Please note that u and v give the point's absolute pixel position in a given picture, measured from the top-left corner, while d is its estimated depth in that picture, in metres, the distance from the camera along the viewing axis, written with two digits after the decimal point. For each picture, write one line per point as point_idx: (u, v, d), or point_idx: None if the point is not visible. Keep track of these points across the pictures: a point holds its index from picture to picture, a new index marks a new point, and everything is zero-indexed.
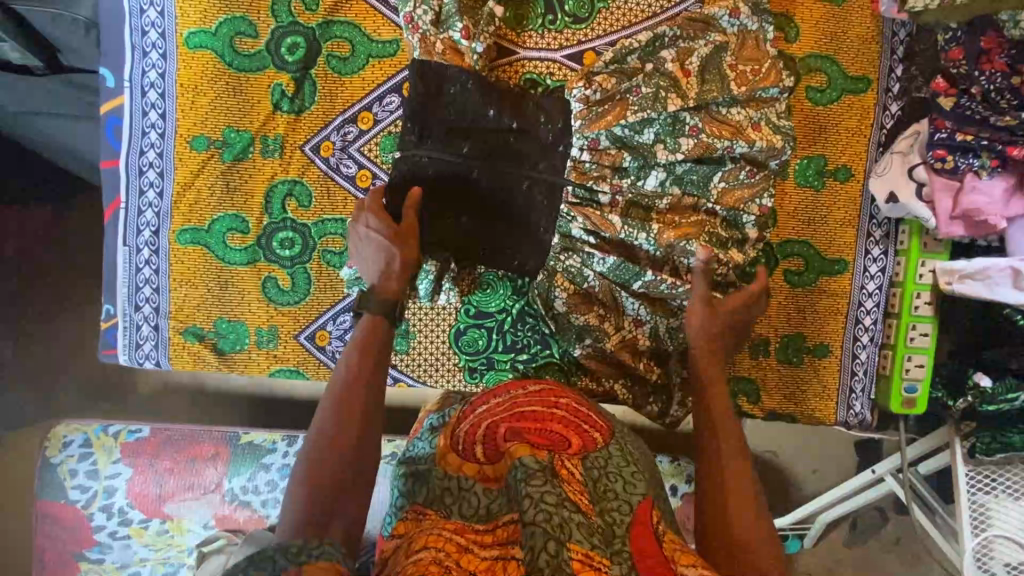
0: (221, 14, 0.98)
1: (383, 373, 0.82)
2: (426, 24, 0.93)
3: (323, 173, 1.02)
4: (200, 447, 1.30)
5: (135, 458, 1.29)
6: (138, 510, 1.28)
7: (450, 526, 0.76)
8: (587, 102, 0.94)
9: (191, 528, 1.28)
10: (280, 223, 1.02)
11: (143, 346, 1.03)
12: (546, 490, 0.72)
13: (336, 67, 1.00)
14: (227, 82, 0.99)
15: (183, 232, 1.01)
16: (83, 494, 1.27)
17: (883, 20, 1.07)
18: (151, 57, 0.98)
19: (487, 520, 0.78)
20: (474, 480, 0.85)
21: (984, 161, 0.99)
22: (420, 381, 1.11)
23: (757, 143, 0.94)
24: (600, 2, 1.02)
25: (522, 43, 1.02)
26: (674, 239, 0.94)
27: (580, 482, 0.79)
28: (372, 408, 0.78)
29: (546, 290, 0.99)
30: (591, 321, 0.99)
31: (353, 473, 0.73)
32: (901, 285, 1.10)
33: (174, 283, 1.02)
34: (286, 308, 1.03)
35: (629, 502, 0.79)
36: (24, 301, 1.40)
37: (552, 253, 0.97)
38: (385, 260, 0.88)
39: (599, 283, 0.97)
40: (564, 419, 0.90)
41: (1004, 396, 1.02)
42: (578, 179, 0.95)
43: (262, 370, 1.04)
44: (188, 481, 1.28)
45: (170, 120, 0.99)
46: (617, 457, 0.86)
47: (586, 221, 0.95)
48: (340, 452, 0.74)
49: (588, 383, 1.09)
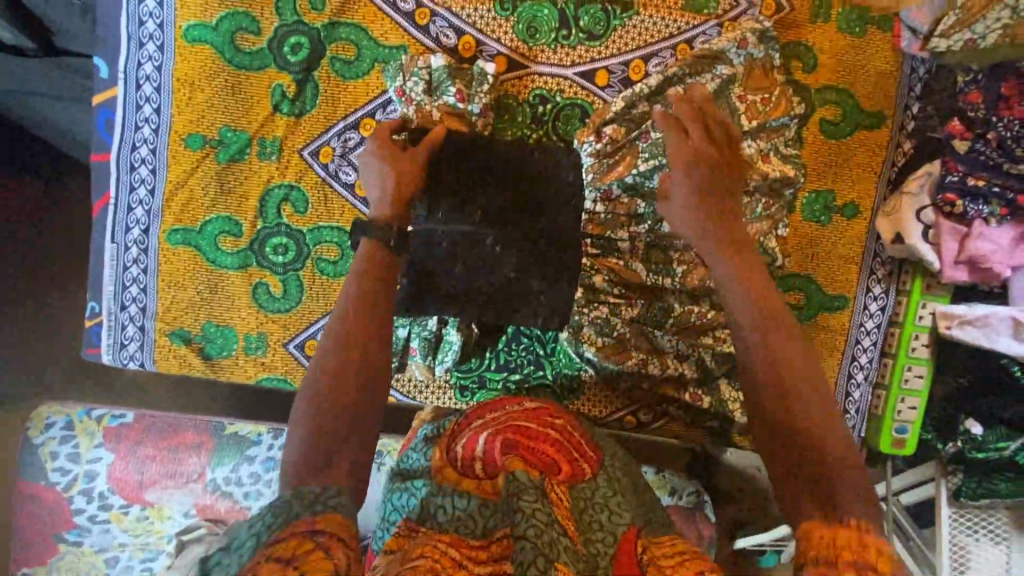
0: (223, 8, 0.94)
1: (386, 300, 0.72)
2: (419, 95, 0.94)
3: (321, 179, 0.99)
4: (183, 435, 1.28)
5: (117, 443, 1.27)
6: (118, 495, 1.26)
7: (445, 539, 0.75)
8: (597, 155, 0.94)
9: (172, 516, 1.27)
10: (274, 229, 0.99)
11: (128, 346, 1.01)
12: (538, 506, 0.72)
13: (340, 71, 0.97)
14: (226, 79, 0.96)
15: (174, 232, 0.98)
16: (64, 477, 1.25)
17: (904, 55, 1.04)
18: (147, 49, 0.94)
19: (481, 537, 0.77)
20: (471, 495, 0.83)
21: (994, 209, 0.99)
22: (410, 397, 1.13)
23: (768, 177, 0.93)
24: (616, 19, 0.99)
25: (534, 57, 0.99)
26: (701, 280, 0.96)
27: (568, 508, 0.78)
28: (372, 343, 0.68)
29: (575, 347, 1.01)
30: (629, 364, 1.01)
31: (348, 418, 0.64)
32: (900, 325, 1.09)
33: (162, 285, 0.99)
34: (275, 315, 1.01)
35: (613, 535, 0.77)
36: (16, 286, 1.36)
37: (575, 308, 0.98)
38: (379, 186, 0.82)
39: (631, 328, 0.99)
40: (556, 441, 0.88)
41: (994, 445, 1.04)
42: (596, 231, 0.96)
43: (249, 377, 1.02)
44: (170, 469, 1.27)
45: (165, 115, 0.96)
46: (604, 488, 0.84)
47: (610, 273, 0.96)
48: (336, 397, 0.65)
49: (581, 406, 1.10)
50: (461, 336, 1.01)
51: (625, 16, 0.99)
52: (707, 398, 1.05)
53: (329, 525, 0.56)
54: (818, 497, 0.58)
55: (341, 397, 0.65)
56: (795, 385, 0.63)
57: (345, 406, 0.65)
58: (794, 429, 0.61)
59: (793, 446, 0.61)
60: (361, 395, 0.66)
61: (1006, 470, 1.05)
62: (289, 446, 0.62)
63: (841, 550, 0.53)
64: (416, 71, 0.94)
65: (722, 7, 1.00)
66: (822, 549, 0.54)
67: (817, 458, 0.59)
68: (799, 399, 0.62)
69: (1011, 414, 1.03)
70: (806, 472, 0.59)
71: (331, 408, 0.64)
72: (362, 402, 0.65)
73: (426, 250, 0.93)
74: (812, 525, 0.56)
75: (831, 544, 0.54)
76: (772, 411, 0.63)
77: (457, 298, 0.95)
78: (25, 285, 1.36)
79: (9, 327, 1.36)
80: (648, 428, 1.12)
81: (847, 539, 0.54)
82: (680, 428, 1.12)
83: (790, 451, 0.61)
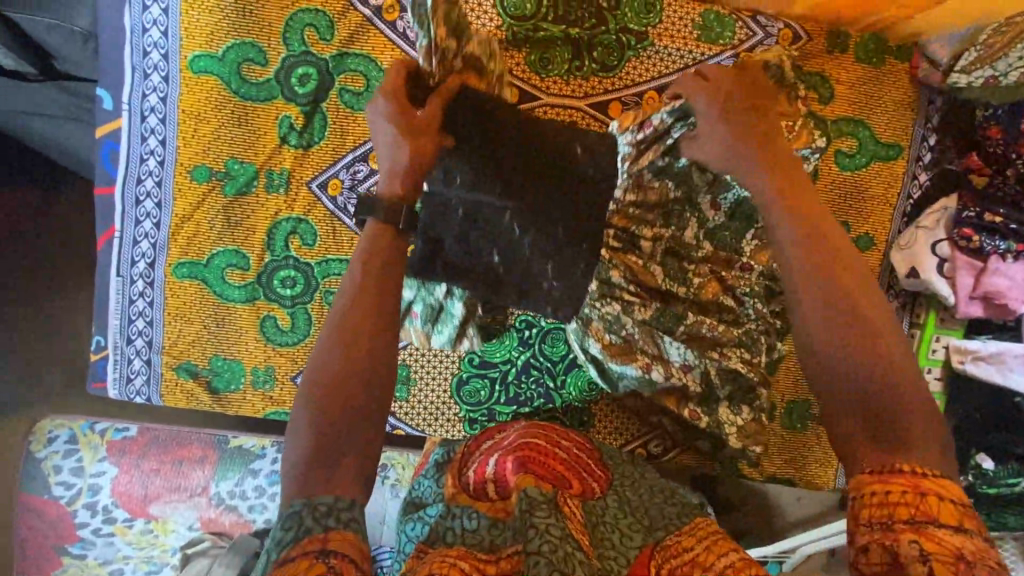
0: (230, 38, 0.92)
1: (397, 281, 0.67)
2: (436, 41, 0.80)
3: (330, 212, 0.98)
4: (188, 448, 1.26)
5: (121, 456, 1.25)
6: (123, 509, 1.25)
7: (454, 552, 0.72)
8: (635, 144, 0.89)
9: (176, 529, 1.27)
10: (282, 261, 0.98)
11: (134, 380, 1.00)
12: (551, 522, 0.70)
13: (349, 102, 0.95)
14: (232, 111, 0.94)
15: (180, 265, 0.97)
16: (68, 491, 1.24)
17: (922, 86, 1.02)
18: (152, 80, 0.92)
19: (489, 551, 0.73)
20: (481, 511, 0.81)
21: (1010, 245, 0.98)
22: (419, 430, 1.09)
23: None
24: (630, 49, 0.97)
25: (545, 88, 0.97)
26: (714, 294, 0.95)
27: (580, 523, 0.76)
28: (377, 340, 0.64)
29: (581, 339, 0.98)
30: (637, 370, 0.95)
31: (351, 422, 0.60)
32: (922, 326, 1.08)
33: (168, 318, 0.98)
34: (283, 348, 1.00)
35: (626, 556, 0.74)
36: (15, 286, 1.29)
37: (588, 300, 0.94)
38: (392, 158, 0.74)
39: (640, 330, 0.95)
40: (567, 462, 0.88)
41: (1005, 480, 1.02)
42: (622, 223, 0.92)
43: (256, 411, 1.01)
44: (175, 483, 1.25)
45: (170, 147, 0.94)
46: (614, 508, 0.83)
47: (626, 269, 0.94)
48: (339, 399, 0.60)
49: (603, 433, 1.10)
50: (465, 310, 0.97)
51: (639, 47, 0.97)
52: (704, 417, 1.00)
53: (338, 544, 0.53)
54: (876, 444, 0.55)
55: (343, 399, 0.61)
56: (859, 318, 0.59)
57: (347, 410, 0.60)
58: (864, 361, 0.58)
59: (858, 389, 0.57)
60: (366, 395, 0.61)
61: (1014, 503, 1.04)
62: (290, 452, 0.59)
63: (903, 508, 0.51)
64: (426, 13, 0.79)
65: (738, 36, 0.99)
66: (876, 509, 0.52)
67: (882, 400, 0.56)
68: (871, 332, 0.58)
69: None
70: (868, 416, 0.56)
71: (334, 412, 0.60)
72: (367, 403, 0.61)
73: (439, 213, 0.89)
74: (862, 478, 0.54)
75: (884, 500, 0.52)
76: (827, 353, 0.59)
77: (468, 271, 0.92)
78: (26, 284, 1.29)
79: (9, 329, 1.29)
80: (660, 461, 1.12)
81: (901, 489, 0.52)
82: (691, 461, 1.12)
83: (851, 393, 0.57)
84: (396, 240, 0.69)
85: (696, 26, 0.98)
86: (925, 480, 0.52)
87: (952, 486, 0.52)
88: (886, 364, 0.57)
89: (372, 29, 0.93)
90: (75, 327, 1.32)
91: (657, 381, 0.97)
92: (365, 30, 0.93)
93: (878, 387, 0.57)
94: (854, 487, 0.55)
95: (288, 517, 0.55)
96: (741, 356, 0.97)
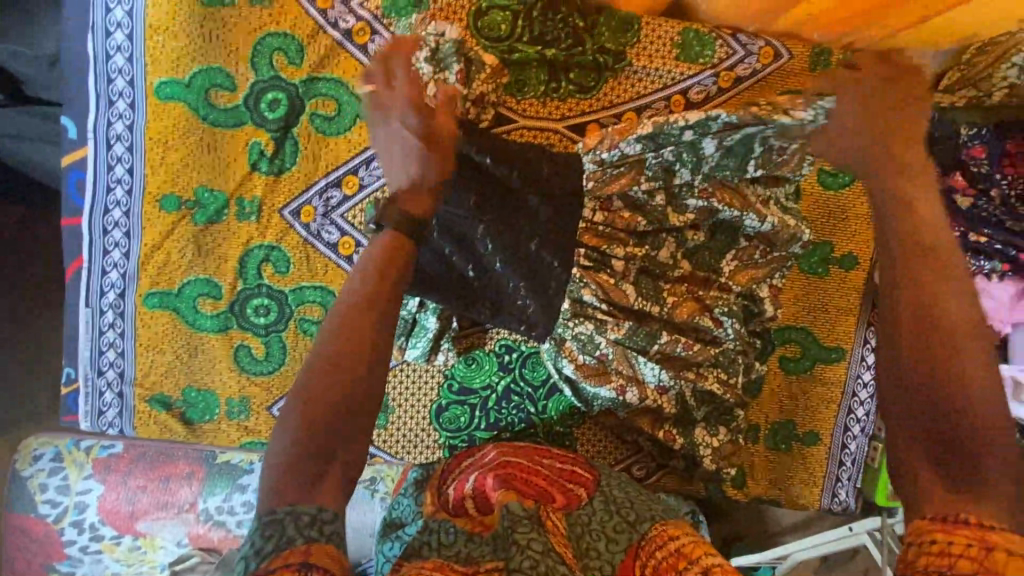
0: (195, 64, 0.89)
1: (395, 300, 0.67)
2: (421, 63, 0.86)
3: (303, 239, 0.96)
4: (175, 465, 1.20)
5: (107, 474, 1.19)
6: (109, 526, 1.20)
7: (431, 565, 0.70)
8: (600, 164, 0.90)
9: (164, 545, 1.22)
10: (255, 290, 0.96)
11: (106, 413, 0.98)
12: (534, 536, 0.71)
13: (320, 127, 0.93)
14: (201, 138, 0.92)
15: (150, 295, 0.95)
16: (54, 509, 1.19)
17: None
18: (117, 107, 0.90)
19: (466, 562, 0.72)
20: (461, 530, 0.78)
21: (995, 265, 0.98)
22: (397, 457, 1.08)
23: (768, 220, 0.91)
24: (607, 70, 0.96)
25: (523, 111, 0.96)
26: (690, 315, 0.92)
27: (563, 536, 0.77)
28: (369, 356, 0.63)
29: (555, 358, 0.97)
30: (611, 390, 0.96)
31: (336, 435, 0.61)
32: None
33: (140, 349, 0.96)
34: (258, 378, 0.98)
35: (611, 564, 0.75)
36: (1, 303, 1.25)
37: (561, 320, 0.94)
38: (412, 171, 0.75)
39: (614, 350, 0.94)
40: (548, 478, 0.89)
41: None
42: (592, 242, 0.91)
43: (232, 441, 1.00)
44: (162, 499, 1.20)
45: (138, 175, 0.92)
46: (600, 513, 0.82)
47: (599, 288, 0.91)
48: (325, 410, 0.61)
49: (588, 449, 1.08)
50: (439, 324, 0.97)
51: (617, 67, 0.95)
52: (679, 438, 1.00)
53: (322, 558, 0.54)
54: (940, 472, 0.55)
55: (330, 412, 0.61)
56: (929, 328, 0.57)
57: (332, 422, 0.61)
58: (922, 370, 0.56)
59: (915, 394, 0.56)
60: (352, 408, 0.62)
61: None
62: (273, 455, 0.60)
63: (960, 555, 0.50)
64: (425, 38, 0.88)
65: (718, 55, 0.96)
66: (936, 557, 0.51)
67: (948, 412, 0.55)
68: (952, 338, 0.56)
69: None
70: (930, 433, 0.56)
71: (318, 423, 0.60)
72: (354, 416, 0.62)
73: None
74: (922, 524, 0.53)
75: (943, 549, 0.51)
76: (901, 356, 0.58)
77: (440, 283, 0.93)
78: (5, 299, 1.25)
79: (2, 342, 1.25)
80: (645, 484, 1.10)
81: (967, 542, 0.51)
82: (674, 484, 1.11)
83: (911, 400, 0.57)
84: (400, 257, 0.68)
85: (675, 45, 0.96)
86: (994, 532, 0.51)
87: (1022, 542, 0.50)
88: (958, 381, 0.55)
89: (343, 52, 0.91)
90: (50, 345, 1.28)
91: (632, 403, 0.97)
92: (335, 53, 0.91)
93: (941, 400, 0.55)
94: (913, 532, 0.54)
95: (268, 526, 0.56)
96: (717, 376, 0.97)
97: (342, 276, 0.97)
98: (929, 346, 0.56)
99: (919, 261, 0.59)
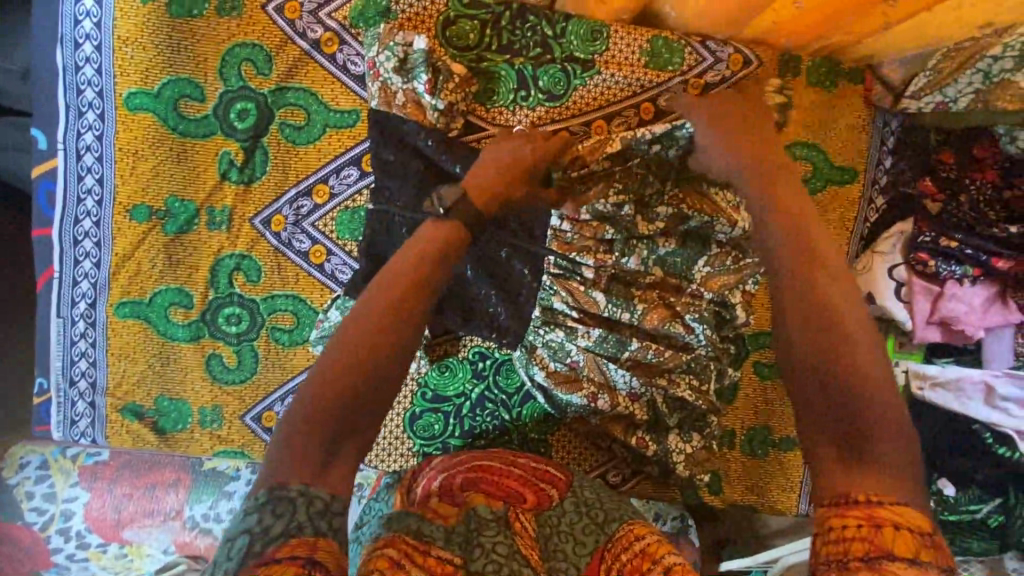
0: (165, 74, 0.90)
1: (422, 294, 0.68)
2: (389, 71, 0.88)
3: (274, 247, 0.96)
4: (160, 473, 1.19)
5: (93, 481, 1.18)
6: (96, 534, 1.18)
7: (384, 541, 0.68)
8: (568, 179, 0.91)
9: (151, 553, 1.18)
10: (226, 298, 0.96)
11: (79, 422, 0.99)
12: (499, 540, 0.73)
13: (290, 137, 0.93)
14: (170, 148, 0.92)
15: (121, 305, 0.95)
16: (40, 517, 1.17)
17: (877, 109, 1.00)
18: (87, 118, 0.91)
19: (417, 534, 0.71)
20: (421, 513, 0.76)
21: (967, 270, 0.97)
22: (368, 464, 1.07)
23: (739, 226, 0.90)
24: (576, 78, 0.96)
25: (492, 119, 0.95)
26: (660, 321, 0.92)
27: (532, 538, 0.77)
28: (398, 344, 0.65)
29: (525, 365, 0.97)
30: (583, 398, 0.95)
31: (356, 418, 0.62)
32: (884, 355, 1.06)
33: (112, 359, 0.97)
34: (229, 387, 0.98)
35: (577, 566, 0.74)
36: None
37: (531, 327, 0.95)
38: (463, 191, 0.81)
39: (585, 356, 0.94)
40: (520, 477, 0.87)
41: (966, 507, 1.06)
42: (561, 250, 0.93)
43: (205, 450, 1.00)
44: (148, 507, 1.18)
45: (108, 186, 0.93)
46: (571, 514, 0.81)
47: (569, 295, 0.92)
48: (345, 393, 0.62)
49: (564, 457, 1.08)
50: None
51: (586, 75, 0.96)
52: (653, 444, 1.00)
53: (324, 554, 0.54)
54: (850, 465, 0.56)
55: (348, 395, 0.62)
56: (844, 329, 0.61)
57: (350, 405, 0.61)
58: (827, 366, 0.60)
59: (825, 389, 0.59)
60: (374, 394, 0.63)
61: (978, 529, 1.06)
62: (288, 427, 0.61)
63: (854, 538, 0.52)
64: (392, 45, 0.88)
65: (687, 62, 0.96)
66: (833, 545, 0.53)
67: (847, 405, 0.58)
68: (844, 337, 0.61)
69: (985, 476, 1.04)
70: (834, 429, 0.58)
71: (338, 402, 0.61)
72: (373, 403, 0.63)
73: (383, 228, 0.91)
74: (824, 511, 0.55)
75: (840, 536, 0.52)
76: (802, 361, 0.62)
77: None
78: None
79: None
80: (620, 490, 1.10)
81: (857, 524, 0.53)
82: (650, 490, 1.10)
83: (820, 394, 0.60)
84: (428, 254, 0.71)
85: (643, 53, 0.96)
86: (883, 513, 0.53)
87: (909, 513, 0.53)
88: (865, 382, 0.58)
89: (311, 62, 0.92)
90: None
91: (603, 410, 0.96)
92: (303, 63, 0.92)
93: (842, 399, 0.58)
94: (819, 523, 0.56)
95: (279, 503, 0.56)
96: (689, 383, 0.96)
97: (315, 285, 0.97)
98: (830, 346, 0.61)
99: (801, 273, 0.65)
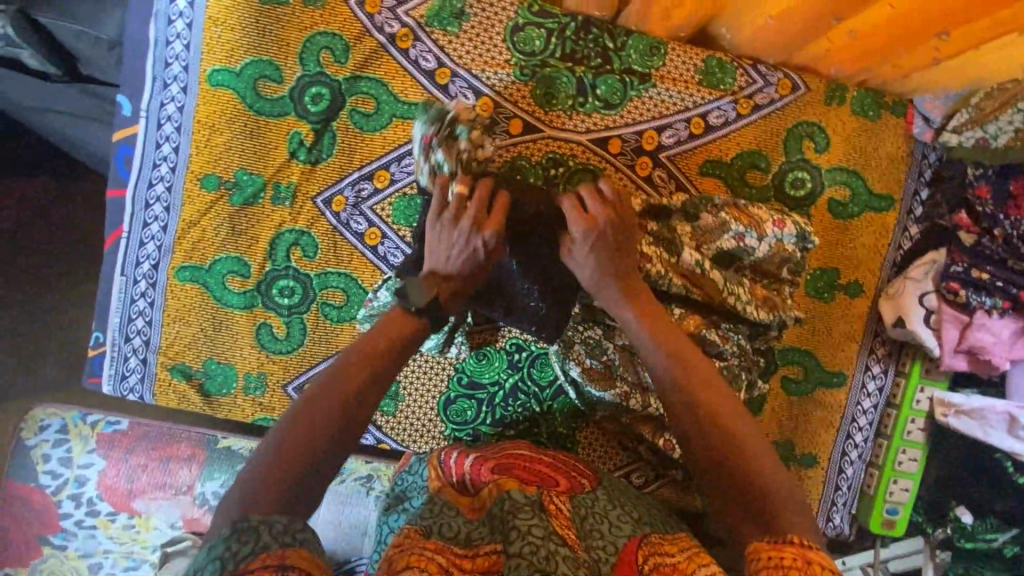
0: (248, 56, 0.95)
1: (398, 350, 0.75)
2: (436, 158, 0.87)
3: (333, 226, 1.00)
4: (177, 446, 1.21)
5: (110, 449, 1.20)
6: (106, 502, 1.19)
7: (433, 544, 0.68)
8: None
9: (158, 526, 1.19)
10: (282, 271, 1.01)
11: (129, 378, 1.03)
12: (533, 523, 0.68)
13: (358, 122, 0.98)
14: (245, 124, 0.97)
15: (183, 268, 1.00)
16: (54, 481, 1.19)
17: (916, 142, 1.04)
18: (171, 90, 0.96)
19: (466, 545, 0.70)
20: (461, 513, 0.77)
21: (997, 302, 1.01)
22: (403, 445, 1.12)
23: (768, 237, 0.94)
24: (632, 89, 1.01)
25: (550, 122, 1.00)
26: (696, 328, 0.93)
27: (567, 518, 0.75)
28: (369, 394, 0.71)
29: (562, 359, 1.01)
30: (614, 397, 0.98)
31: (322, 457, 0.65)
32: (888, 437, 1.11)
33: (167, 319, 1.01)
34: (277, 356, 1.02)
35: (613, 543, 0.73)
36: (20, 273, 1.27)
37: (571, 323, 0.99)
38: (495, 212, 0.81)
39: (620, 355, 0.97)
40: (552, 464, 0.91)
41: (984, 535, 1.09)
42: None
43: (245, 416, 1.04)
44: (160, 480, 1.20)
45: (183, 154, 0.98)
46: (603, 500, 0.83)
47: None
48: (314, 433, 0.66)
49: (590, 454, 1.11)
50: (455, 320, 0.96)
51: (642, 87, 1.01)
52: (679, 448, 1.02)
53: (296, 558, 0.54)
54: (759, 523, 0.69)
55: (317, 435, 0.66)
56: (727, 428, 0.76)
57: (318, 444, 0.65)
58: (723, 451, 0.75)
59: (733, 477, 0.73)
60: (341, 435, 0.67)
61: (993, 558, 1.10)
62: (256, 464, 0.63)
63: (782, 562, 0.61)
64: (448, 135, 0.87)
65: (738, 83, 1.01)
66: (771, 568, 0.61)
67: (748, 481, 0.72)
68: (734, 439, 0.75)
69: (1003, 506, 1.08)
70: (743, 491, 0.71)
71: (309, 439, 0.65)
72: (337, 446, 0.67)
73: None
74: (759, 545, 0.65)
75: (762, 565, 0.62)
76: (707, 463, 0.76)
77: None
78: (28, 269, 1.27)
79: (19, 310, 1.27)
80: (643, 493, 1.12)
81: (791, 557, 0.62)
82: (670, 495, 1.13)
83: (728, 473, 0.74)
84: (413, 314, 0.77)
85: (698, 70, 1.01)
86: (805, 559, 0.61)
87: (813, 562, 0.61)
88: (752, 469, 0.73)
89: (386, 55, 0.97)
90: (57, 325, 1.29)
91: (633, 409, 0.99)
92: (379, 55, 0.97)
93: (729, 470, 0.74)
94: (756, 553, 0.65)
95: (243, 532, 0.55)
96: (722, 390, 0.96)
97: (367, 265, 1.01)
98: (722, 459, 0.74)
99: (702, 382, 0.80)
